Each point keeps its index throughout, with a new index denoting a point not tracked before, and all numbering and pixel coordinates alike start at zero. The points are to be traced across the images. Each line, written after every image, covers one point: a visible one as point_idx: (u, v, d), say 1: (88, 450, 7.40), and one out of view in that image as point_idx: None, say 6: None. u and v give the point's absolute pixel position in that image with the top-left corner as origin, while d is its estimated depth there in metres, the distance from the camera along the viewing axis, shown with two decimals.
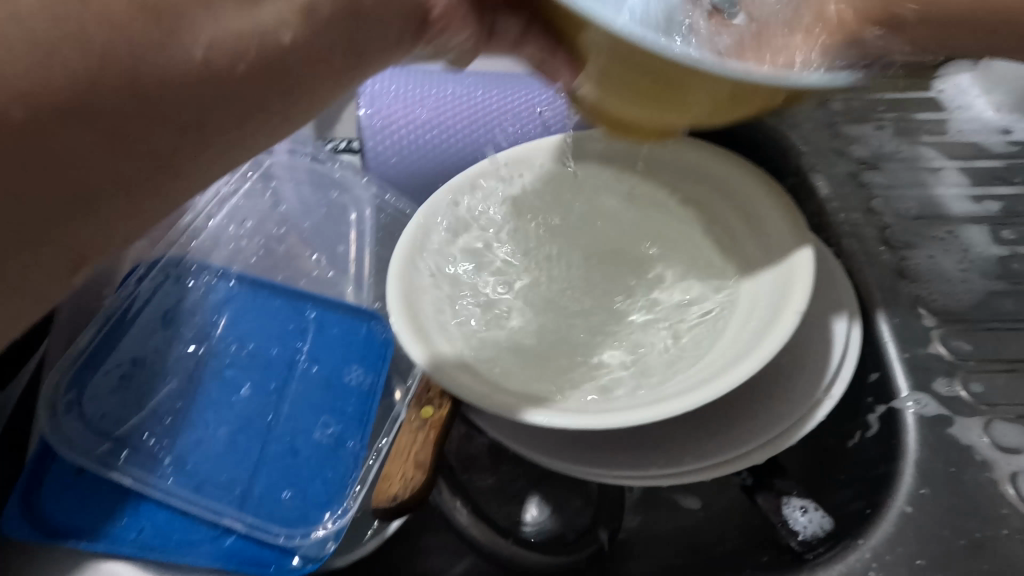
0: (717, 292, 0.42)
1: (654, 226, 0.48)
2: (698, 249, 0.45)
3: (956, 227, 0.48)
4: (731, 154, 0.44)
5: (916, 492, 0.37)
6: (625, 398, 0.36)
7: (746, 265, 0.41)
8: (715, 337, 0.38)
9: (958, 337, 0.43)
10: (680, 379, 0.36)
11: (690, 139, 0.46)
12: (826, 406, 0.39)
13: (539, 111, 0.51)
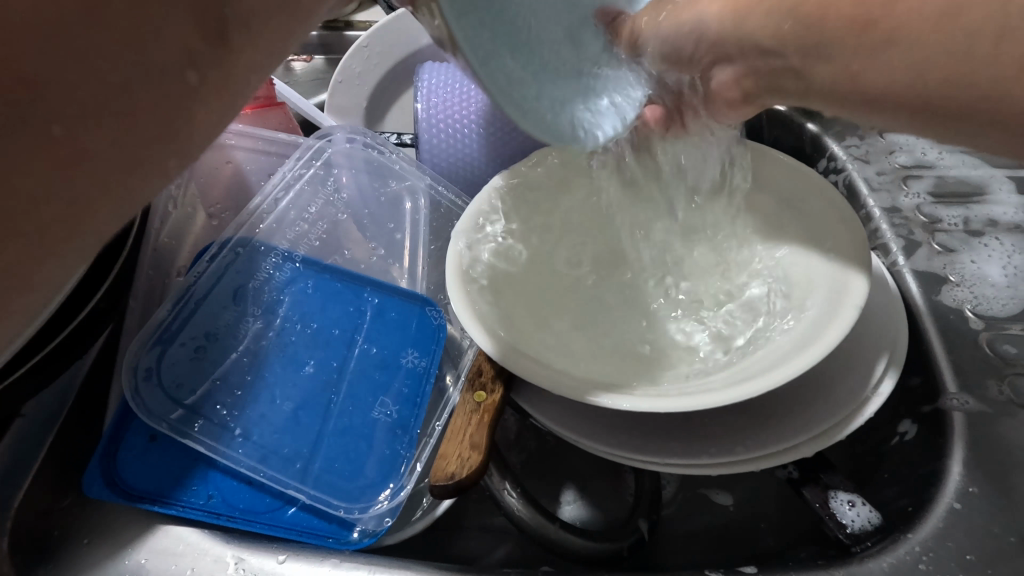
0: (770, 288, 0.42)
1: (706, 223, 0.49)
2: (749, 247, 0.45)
3: (1001, 235, 0.50)
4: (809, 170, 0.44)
5: (965, 490, 0.38)
6: (687, 384, 0.37)
7: (804, 257, 0.40)
8: (770, 331, 0.39)
9: (1004, 341, 0.44)
10: (741, 367, 0.36)
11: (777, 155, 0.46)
12: (873, 404, 0.40)
13: None
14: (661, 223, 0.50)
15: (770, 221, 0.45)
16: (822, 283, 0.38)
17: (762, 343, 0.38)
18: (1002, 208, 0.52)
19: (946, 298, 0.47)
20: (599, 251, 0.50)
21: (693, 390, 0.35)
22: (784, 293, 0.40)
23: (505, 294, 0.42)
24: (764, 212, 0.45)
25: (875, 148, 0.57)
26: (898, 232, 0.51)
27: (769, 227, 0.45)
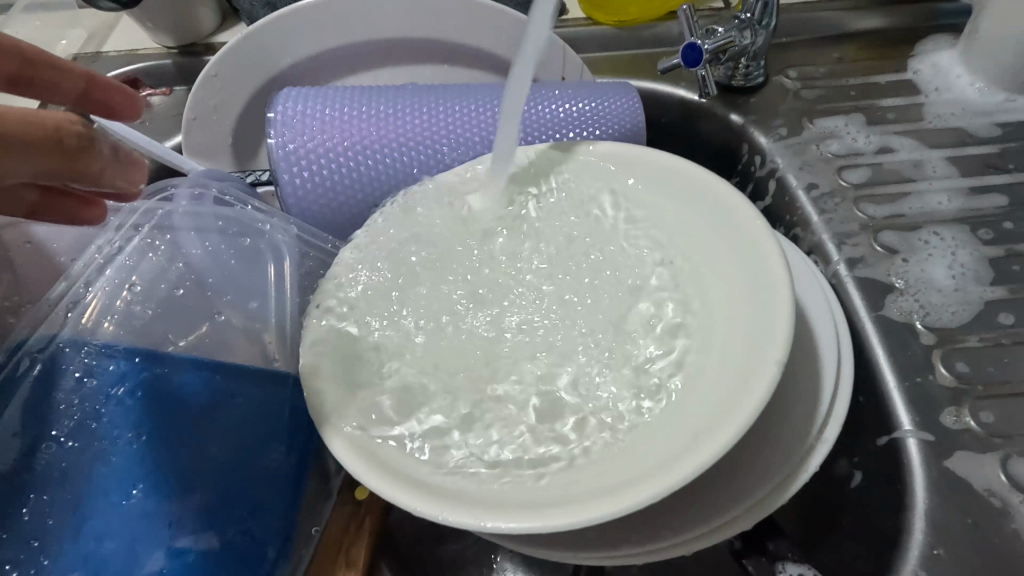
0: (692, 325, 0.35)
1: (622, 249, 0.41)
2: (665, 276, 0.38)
3: (944, 228, 0.44)
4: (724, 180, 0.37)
5: (930, 553, 0.32)
6: (593, 470, 0.29)
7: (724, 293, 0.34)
8: (690, 389, 0.32)
9: (959, 357, 0.38)
10: (653, 450, 0.29)
11: (689, 163, 0.39)
12: (819, 454, 0.34)
13: (458, 122, 0.47)
14: (564, 250, 0.42)
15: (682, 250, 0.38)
16: (751, 328, 0.31)
17: (684, 413, 0.30)
18: (938, 197, 0.46)
19: (891, 310, 0.41)
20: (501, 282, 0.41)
21: (583, 489, 0.27)
22: (705, 340, 0.34)
23: (367, 376, 0.34)
24: (681, 237, 0.38)
25: (802, 138, 0.51)
26: (835, 235, 0.45)
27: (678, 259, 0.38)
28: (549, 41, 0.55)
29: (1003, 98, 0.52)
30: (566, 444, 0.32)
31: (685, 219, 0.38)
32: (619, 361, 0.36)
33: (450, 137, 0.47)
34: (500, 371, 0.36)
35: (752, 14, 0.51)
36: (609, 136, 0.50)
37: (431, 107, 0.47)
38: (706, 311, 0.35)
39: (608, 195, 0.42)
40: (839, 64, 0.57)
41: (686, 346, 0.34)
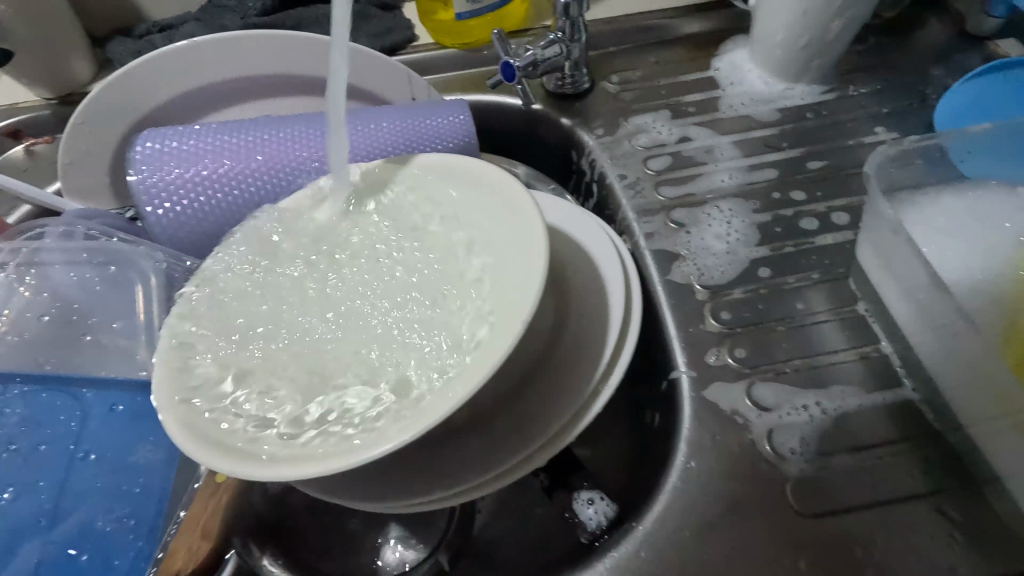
0: (489, 297, 0.42)
1: (442, 243, 0.48)
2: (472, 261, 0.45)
3: (724, 202, 0.52)
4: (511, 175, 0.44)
5: (686, 466, 0.39)
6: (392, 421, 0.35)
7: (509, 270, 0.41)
8: (478, 349, 0.39)
9: (725, 307, 0.46)
10: (430, 401, 0.35)
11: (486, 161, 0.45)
12: (602, 397, 0.42)
13: (300, 149, 0.53)
14: (395, 251, 0.48)
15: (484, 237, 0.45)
16: (518, 303, 0.38)
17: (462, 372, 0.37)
18: (722, 176, 0.54)
19: (676, 274, 0.49)
20: (344, 283, 0.47)
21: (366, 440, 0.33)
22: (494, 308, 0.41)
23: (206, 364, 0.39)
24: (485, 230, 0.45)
25: (617, 135, 0.59)
26: (637, 216, 0.53)
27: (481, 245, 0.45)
28: (391, 68, 0.61)
29: (783, 87, 0.61)
30: (374, 409, 0.38)
31: (485, 210, 0.45)
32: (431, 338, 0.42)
33: (293, 163, 0.53)
34: (337, 359, 0.43)
35: (563, 32, 0.58)
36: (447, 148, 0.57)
37: (279, 136, 0.53)
38: (496, 291, 0.42)
39: (432, 199, 0.48)
40: (655, 67, 0.66)
41: (481, 316, 0.41)
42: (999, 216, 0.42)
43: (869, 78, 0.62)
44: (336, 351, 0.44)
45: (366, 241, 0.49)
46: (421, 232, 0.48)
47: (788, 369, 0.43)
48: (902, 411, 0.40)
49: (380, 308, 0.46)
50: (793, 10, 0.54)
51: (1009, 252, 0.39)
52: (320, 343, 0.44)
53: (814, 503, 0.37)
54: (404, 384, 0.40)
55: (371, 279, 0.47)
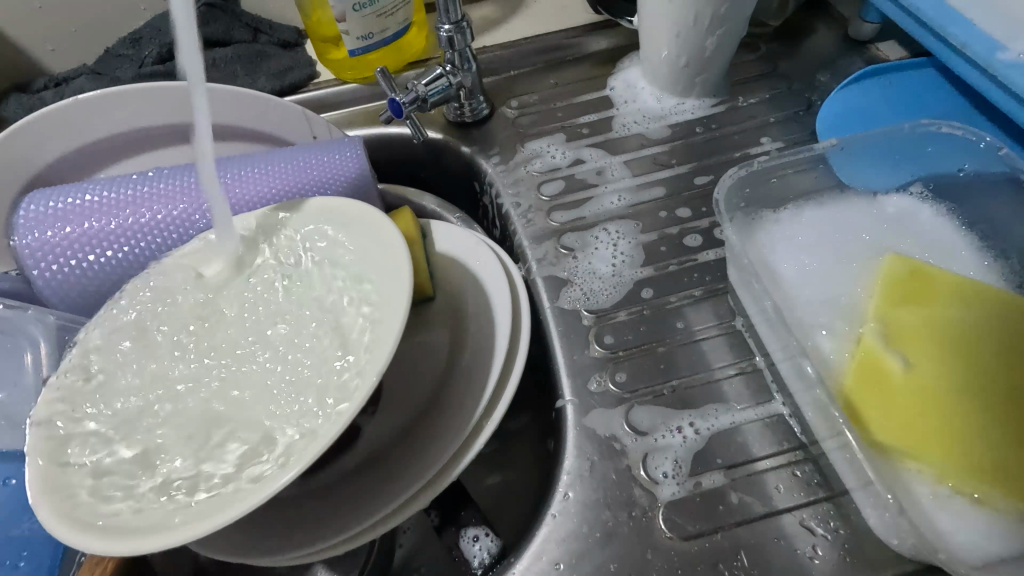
0: (357, 336, 0.42)
1: (315, 279, 0.47)
2: (342, 296, 0.45)
3: (612, 224, 0.53)
4: (382, 216, 0.44)
5: (564, 497, 0.40)
6: (256, 479, 0.36)
7: (377, 309, 0.42)
8: (344, 395, 0.39)
9: (608, 331, 0.47)
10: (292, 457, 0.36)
11: (360, 203, 0.46)
12: (487, 430, 0.44)
13: (183, 205, 0.53)
14: (273, 292, 0.47)
15: (356, 273, 0.45)
16: (381, 347, 0.38)
17: (326, 423, 0.38)
18: (612, 197, 0.55)
19: (564, 302, 0.49)
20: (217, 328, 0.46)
21: (223, 502, 0.34)
22: (361, 348, 0.41)
23: (74, 433, 0.38)
24: (359, 268, 0.45)
25: (514, 161, 0.60)
26: (529, 243, 0.54)
27: (353, 279, 0.45)
28: (287, 109, 0.61)
29: (674, 103, 0.62)
30: (243, 465, 0.38)
31: (358, 247, 0.45)
32: (303, 383, 0.42)
33: (176, 221, 0.52)
34: (208, 412, 0.42)
35: (453, 63, 0.59)
36: (336, 190, 0.57)
37: (165, 189, 0.53)
38: (365, 330, 0.42)
39: (309, 238, 0.48)
40: (554, 89, 0.67)
41: (349, 355, 0.41)
42: (856, 228, 0.43)
43: (758, 87, 0.63)
44: (205, 402, 0.42)
45: (244, 283, 0.48)
46: (297, 269, 0.48)
47: (665, 390, 0.44)
48: (773, 425, 0.41)
49: (252, 349, 0.44)
50: (668, 33, 0.56)
51: (860, 267, 0.41)
52: (188, 395, 0.43)
53: (686, 526, 0.38)
54: (274, 434, 0.39)
55: (245, 318, 0.46)
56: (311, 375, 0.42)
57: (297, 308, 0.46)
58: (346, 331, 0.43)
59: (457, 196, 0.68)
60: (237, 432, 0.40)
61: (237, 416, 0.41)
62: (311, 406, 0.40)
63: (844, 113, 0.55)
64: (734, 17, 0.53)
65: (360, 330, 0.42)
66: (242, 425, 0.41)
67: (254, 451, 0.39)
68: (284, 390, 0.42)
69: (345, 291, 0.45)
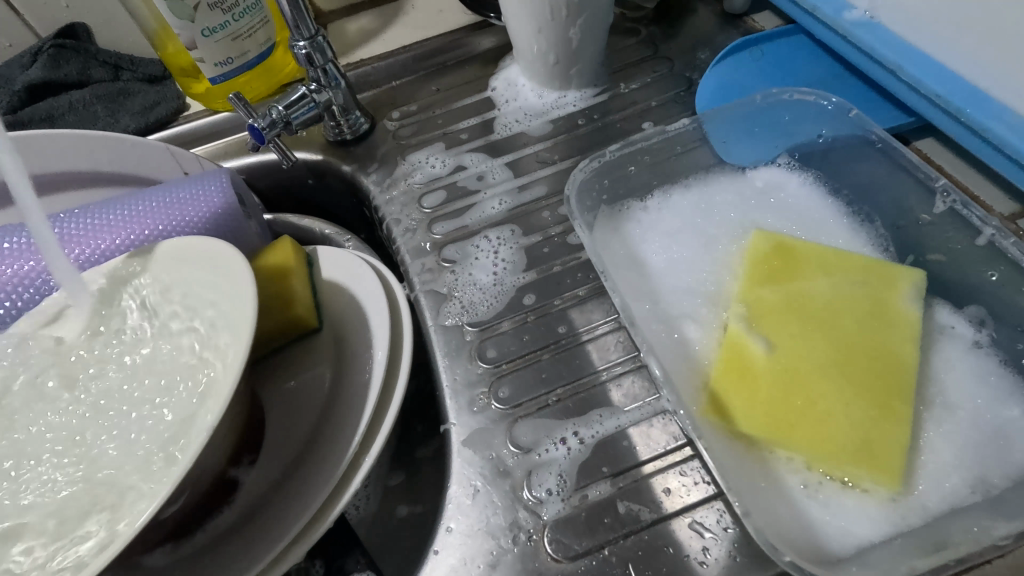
0: (197, 379, 0.38)
1: (156, 316, 0.42)
2: (184, 335, 0.40)
3: (494, 230, 0.52)
4: (229, 249, 0.41)
5: (446, 530, 0.37)
6: (79, 557, 0.32)
7: (219, 350, 0.38)
8: (179, 450, 0.35)
9: (492, 343, 0.45)
10: (121, 524, 0.33)
11: (206, 238, 0.43)
12: (366, 467, 0.43)
13: (27, 267, 0.47)
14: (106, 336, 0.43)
15: (197, 310, 0.41)
16: (218, 395, 0.36)
17: (155, 481, 0.34)
18: (493, 203, 0.54)
19: (446, 319, 0.47)
20: (38, 384, 0.40)
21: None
22: (201, 393, 0.37)
23: None
24: (200, 305, 0.41)
25: (396, 175, 0.58)
26: (411, 259, 0.52)
27: (194, 318, 0.41)
28: (149, 147, 0.58)
29: (554, 98, 0.61)
30: (65, 542, 0.33)
31: (202, 282, 0.42)
32: (136, 436, 0.37)
33: (22, 286, 0.47)
34: (28, 487, 0.36)
35: (318, 81, 0.56)
36: (195, 232, 0.53)
37: (21, 243, 0.48)
38: (205, 372, 0.38)
39: (151, 279, 0.43)
40: (436, 97, 0.65)
41: (187, 402, 0.37)
42: (722, 208, 0.42)
43: (638, 72, 0.62)
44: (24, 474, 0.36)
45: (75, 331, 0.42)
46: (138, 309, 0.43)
47: (551, 400, 0.41)
48: (660, 422, 0.39)
49: (82, 404, 0.39)
50: (529, 30, 0.54)
51: (727, 249, 0.40)
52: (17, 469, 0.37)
53: (572, 545, 0.36)
54: (94, 494, 0.35)
55: (77, 370, 0.41)
56: (141, 421, 0.38)
57: (134, 352, 0.41)
58: (187, 375, 0.38)
59: (350, 218, 0.66)
60: (52, 497, 0.35)
61: (51, 477, 0.36)
62: (143, 461, 0.36)
63: (719, 89, 0.54)
64: (591, 5, 0.52)
65: (201, 374, 0.38)
66: (55, 488, 0.35)
67: (76, 523, 0.34)
68: (115, 448, 0.37)
69: (186, 330, 0.41)
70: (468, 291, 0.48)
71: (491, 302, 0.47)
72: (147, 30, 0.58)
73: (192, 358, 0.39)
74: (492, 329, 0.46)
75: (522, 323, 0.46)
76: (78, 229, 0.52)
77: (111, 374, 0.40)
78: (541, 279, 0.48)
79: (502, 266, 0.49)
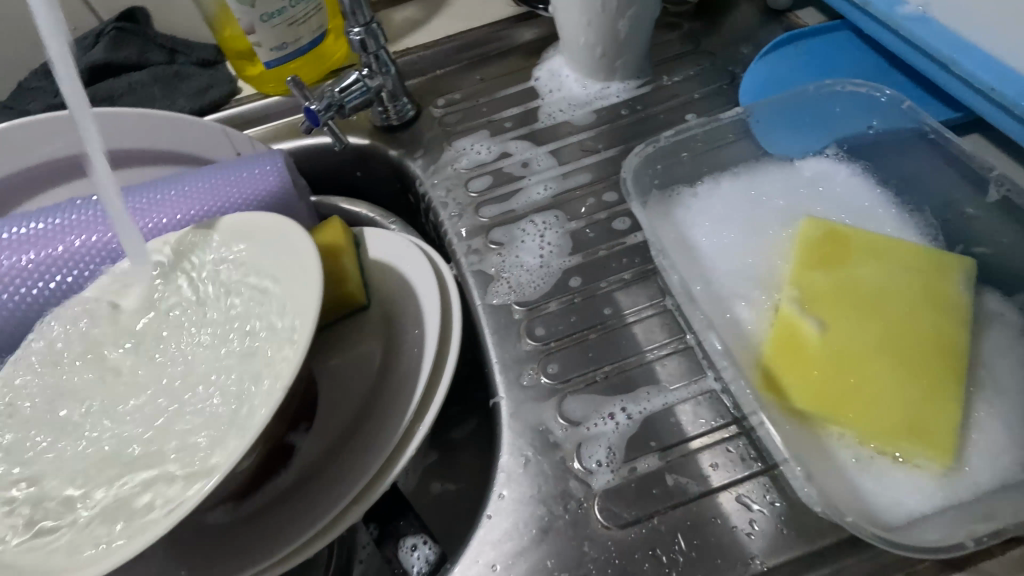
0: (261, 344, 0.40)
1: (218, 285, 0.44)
2: (249, 304, 0.42)
3: (540, 215, 0.53)
4: (295, 225, 0.43)
5: (499, 497, 0.39)
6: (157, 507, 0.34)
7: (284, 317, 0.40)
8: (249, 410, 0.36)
9: (540, 322, 0.47)
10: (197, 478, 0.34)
11: (271, 215, 0.45)
12: (419, 436, 0.44)
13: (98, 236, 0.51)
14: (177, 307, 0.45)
15: (260, 280, 0.43)
16: (286, 359, 0.37)
17: (227, 437, 0.36)
18: (538, 189, 0.55)
19: (495, 298, 0.49)
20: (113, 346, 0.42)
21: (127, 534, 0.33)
22: (267, 357, 0.39)
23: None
24: (261, 276, 0.43)
25: (442, 160, 0.60)
26: (458, 241, 0.53)
27: (256, 286, 0.42)
28: (207, 127, 0.60)
29: (598, 88, 0.62)
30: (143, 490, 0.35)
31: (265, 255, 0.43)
32: (205, 396, 0.39)
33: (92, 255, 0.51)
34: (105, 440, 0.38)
35: (370, 67, 0.58)
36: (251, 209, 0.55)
37: (93, 214, 0.52)
38: (270, 337, 0.39)
39: (216, 251, 0.45)
40: (480, 86, 0.66)
41: (254, 365, 0.39)
42: (771, 195, 0.43)
43: (681, 66, 0.63)
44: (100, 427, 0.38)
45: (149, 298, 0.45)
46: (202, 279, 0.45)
47: (599, 377, 0.43)
48: (706, 401, 0.40)
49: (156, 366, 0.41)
50: (578, 22, 0.56)
51: (777, 234, 0.41)
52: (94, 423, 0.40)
53: (621, 514, 0.37)
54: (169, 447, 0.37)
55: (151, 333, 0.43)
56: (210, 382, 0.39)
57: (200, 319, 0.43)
58: (254, 341, 0.40)
59: (393, 202, 0.67)
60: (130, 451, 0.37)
61: (128, 431, 0.38)
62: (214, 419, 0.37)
63: (765, 81, 0.54)
64: None
65: (267, 339, 0.40)
66: (133, 442, 0.37)
67: (152, 474, 0.35)
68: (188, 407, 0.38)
69: (250, 298, 0.42)
70: (517, 271, 0.50)
71: (538, 283, 0.49)
72: (206, 13, 0.61)
73: (256, 325, 0.41)
74: (539, 309, 0.47)
75: (568, 304, 0.47)
76: (143, 203, 0.54)
77: (181, 339, 0.42)
78: (587, 262, 0.49)
79: (548, 249, 0.51)
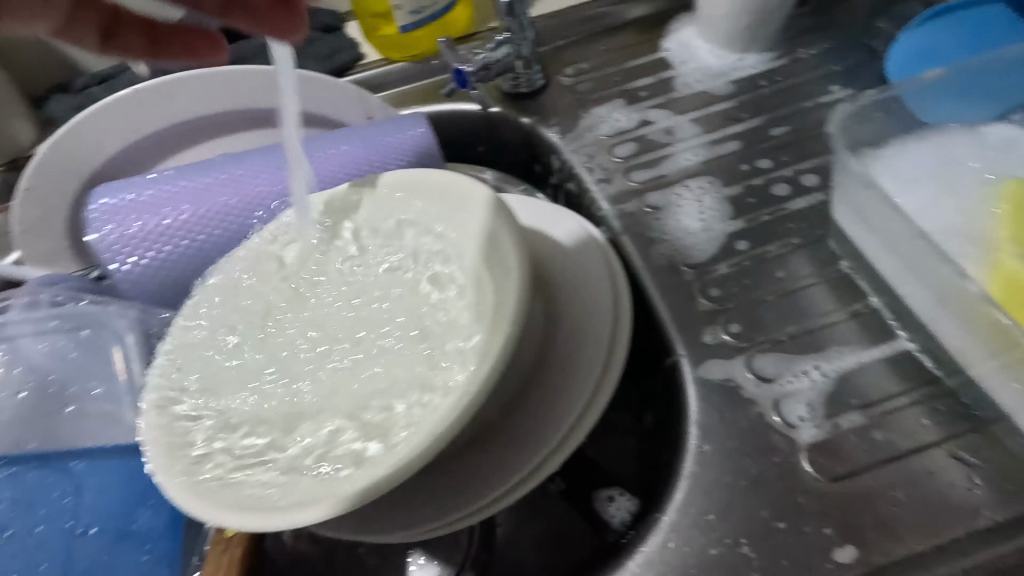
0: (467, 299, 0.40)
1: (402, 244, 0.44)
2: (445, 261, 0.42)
3: (694, 181, 0.53)
4: (471, 182, 0.43)
5: (700, 450, 0.39)
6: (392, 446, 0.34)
7: (485, 271, 0.40)
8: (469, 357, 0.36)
9: (713, 283, 0.47)
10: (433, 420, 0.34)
11: (444, 172, 0.44)
12: (606, 388, 0.42)
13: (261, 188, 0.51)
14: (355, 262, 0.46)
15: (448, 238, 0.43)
16: (499, 306, 0.37)
17: (451, 380, 0.36)
18: (686, 156, 0.55)
19: (659, 260, 0.49)
20: None
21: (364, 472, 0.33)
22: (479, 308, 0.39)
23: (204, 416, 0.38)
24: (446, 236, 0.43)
25: (581, 128, 0.60)
26: (610, 205, 0.53)
27: (448, 246, 0.43)
28: (344, 89, 0.60)
29: (733, 59, 0.62)
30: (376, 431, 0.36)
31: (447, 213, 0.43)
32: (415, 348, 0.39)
33: (256, 207, 0.51)
34: None
35: (512, 32, 0.58)
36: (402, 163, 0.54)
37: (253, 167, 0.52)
38: (480, 290, 0.40)
39: (393, 208, 0.45)
40: (607, 56, 0.66)
41: (464, 318, 0.39)
42: (964, 157, 0.42)
43: (816, 39, 0.62)
44: None
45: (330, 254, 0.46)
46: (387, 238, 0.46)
47: (784, 337, 0.43)
48: (902, 361, 0.40)
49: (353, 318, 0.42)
50: None
51: (981, 193, 0.40)
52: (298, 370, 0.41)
53: (832, 468, 0.37)
54: None
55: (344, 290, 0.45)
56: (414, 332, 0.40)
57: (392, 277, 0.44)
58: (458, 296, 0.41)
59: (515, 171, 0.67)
60: None
61: None
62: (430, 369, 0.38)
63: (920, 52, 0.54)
64: None
65: (473, 293, 0.40)
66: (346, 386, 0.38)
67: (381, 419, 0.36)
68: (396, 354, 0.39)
69: (444, 257, 0.43)
70: (678, 235, 0.50)
71: (702, 246, 0.49)
72: None
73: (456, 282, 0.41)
74: (708, 271, 0.47)
75: (738, 267, 0.47)
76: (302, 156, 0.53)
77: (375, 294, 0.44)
78: (751, 227, 0.49)
79: (708, 214, 0.51)
